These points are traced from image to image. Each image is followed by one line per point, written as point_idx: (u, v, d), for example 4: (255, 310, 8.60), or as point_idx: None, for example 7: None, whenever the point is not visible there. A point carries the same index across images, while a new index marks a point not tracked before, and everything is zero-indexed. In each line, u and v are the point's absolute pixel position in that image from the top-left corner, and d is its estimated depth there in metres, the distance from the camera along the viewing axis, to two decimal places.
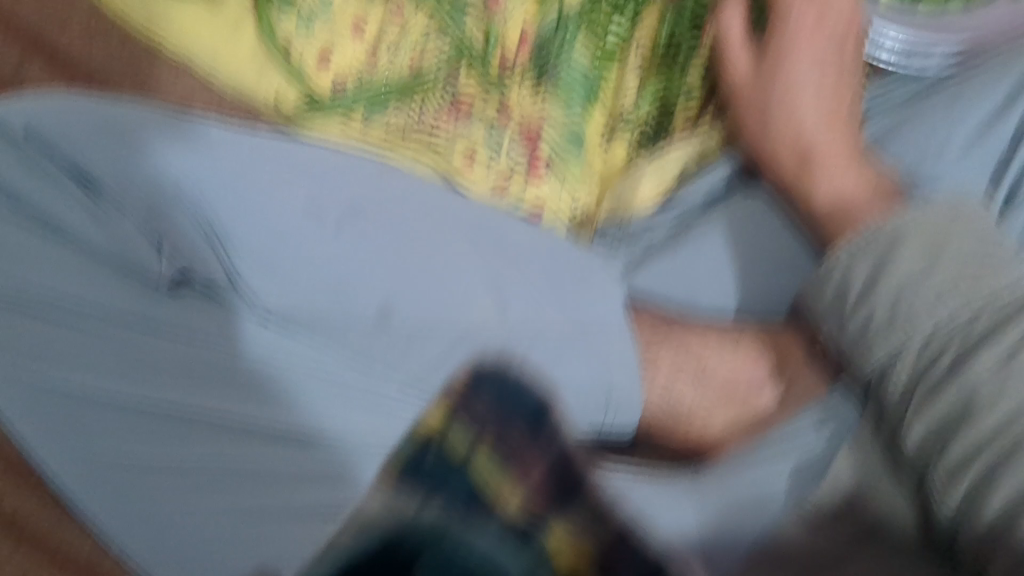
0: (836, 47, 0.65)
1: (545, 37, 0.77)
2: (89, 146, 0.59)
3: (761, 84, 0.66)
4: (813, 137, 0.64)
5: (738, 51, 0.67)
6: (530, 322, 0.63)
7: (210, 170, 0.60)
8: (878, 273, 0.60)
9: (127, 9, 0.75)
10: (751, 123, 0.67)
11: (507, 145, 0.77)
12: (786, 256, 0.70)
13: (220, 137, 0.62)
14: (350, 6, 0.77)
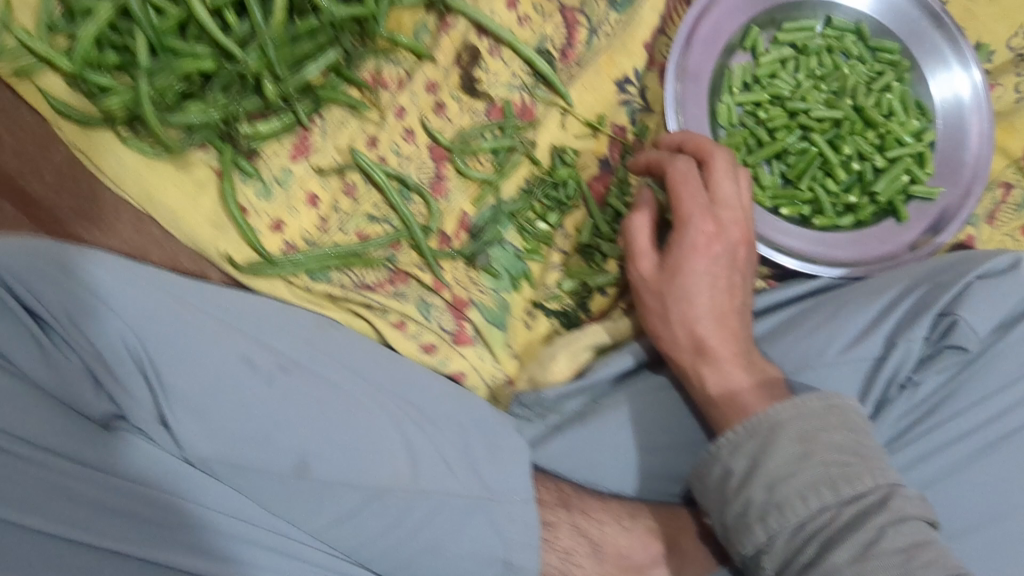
0: (727, 257, 0.72)
1: (483, 222, 0.85)
2: (33, 281, 0.63)
3: (660, 287, 0.73)
4: (705, 337, 0.71)
5: (643, 254, 0.75)
6: (437, 483, 0.68)
7: (157, 319, 0.64)
8: (757, 464, 0.65)
9: (96, 162, 0.80)
10: (653, 319, 0.74)
11: (437, 315, 0.83)
12: (683, 442, 0.76)
13: (166, 287, 0.66)
14: (306, 181, 0.84)
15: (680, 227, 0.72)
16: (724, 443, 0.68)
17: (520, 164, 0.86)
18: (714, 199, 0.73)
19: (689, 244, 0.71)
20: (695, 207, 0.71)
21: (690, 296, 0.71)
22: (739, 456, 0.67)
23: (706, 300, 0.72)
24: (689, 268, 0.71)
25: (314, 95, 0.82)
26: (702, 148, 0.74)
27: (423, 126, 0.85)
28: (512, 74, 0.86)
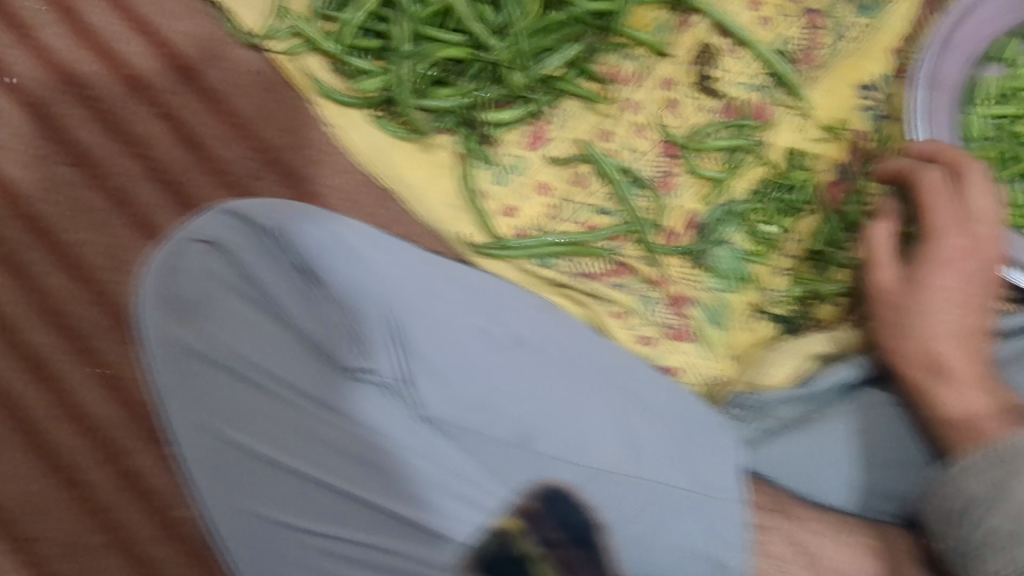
0: (976, 277, 0.70)
1: (709, 221, 0.85)
2: (309, 245, 0.71)
3: (903, 301, 0.71)
4: (945, 355, 0.69)
5: (882, 265, 0.72)
6: (655, 471, 0.69)
7: (413, 289, 0.71)
8: (1003, 490, 0.62)
9: (351, 139, 0.87)
10: (886, 331, 0.72)
11: (658, 310, 0.83)
12: (907, 461, 0.74)
13: (423, 260, 0.73)
14: (539, 170, 0.87)
15: (932, 239, 0.70)
16: (961, 465, 0.65)
17: (752, 165, 0.86)
18: (965, 214, 0.70)
19: (943, 258, 0.70)
20: (949, 220, 0.70)
21: (936, 313, 0.70)
22: (974, 478, 0.64)
23: (951, 317, 0.70)
24: (940, 284, 0.70)
25: (553, 87, 0.86)
26: (955, 159, 0.71)
27: (655, 123, 0.87)
28: (749, 74, 0.87)
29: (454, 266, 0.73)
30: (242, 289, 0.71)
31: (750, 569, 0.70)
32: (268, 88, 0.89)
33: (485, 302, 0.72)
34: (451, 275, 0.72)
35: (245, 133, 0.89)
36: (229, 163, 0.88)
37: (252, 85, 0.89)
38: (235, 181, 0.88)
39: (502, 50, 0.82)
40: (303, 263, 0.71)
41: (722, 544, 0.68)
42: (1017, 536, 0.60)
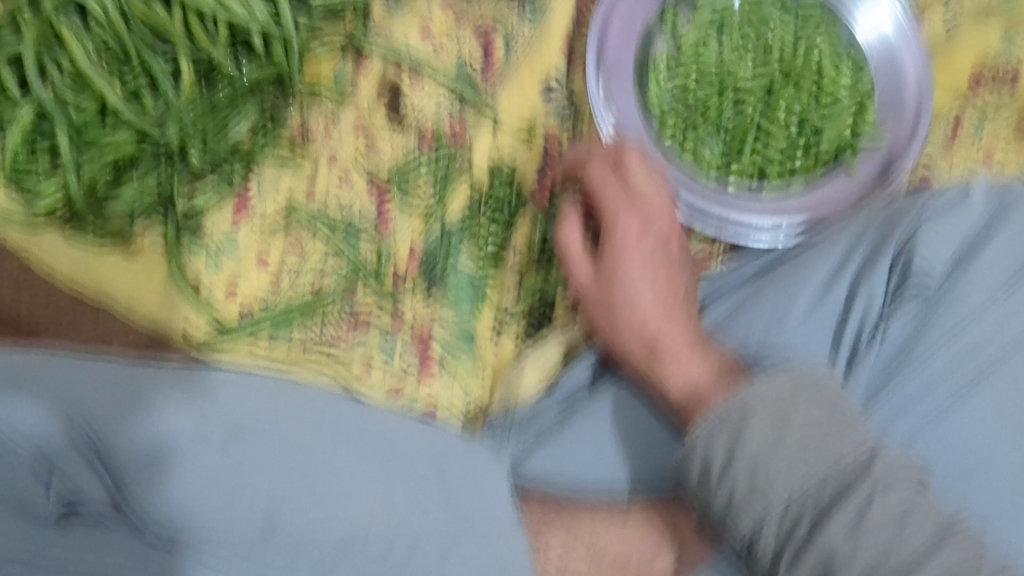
0: (660, 252, 0.73)
1: (432, 249, 0.86)
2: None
3: (600, 291, 0.73)
4: (657, 332, 0.71)
5: (578, 262, 0.74)
6: (409, 519, 0.68)
7: (103, 412, 0.65)
8: (735, 448, 0.62)
9: (50, 260, 0.83)
10: (602, 324, 0.74)
11: (400, 353, 0.83)
12: (659, 435, 0.74)
13: (109, 381, 0.68)
14: (252, 243, 0.85)
15: (609, 227, 0.73)
16: (700, 432, 0.64)
17: (458, 186, 0.87)
18: (633, 197, 0.73)
19: (620, 243, 0.72)
20: (620, 205, 0.73)
21: (633, 294, 0.72)
22: (715, 443, 0.63)
23: (646, 295, 0.72)
24: (626, 264, 0.72)
25: (244, 157, 0.84)
26: (611, 152, 0.76)
27: (358, 167, 0.87)
28: (436, 99, 0.88)
29: (143, 380, 0.69)
30: None
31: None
32: None
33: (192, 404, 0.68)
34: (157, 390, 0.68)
35: None
36: None
37: None
38: None
39: (172, 136, 0.80)
40: None
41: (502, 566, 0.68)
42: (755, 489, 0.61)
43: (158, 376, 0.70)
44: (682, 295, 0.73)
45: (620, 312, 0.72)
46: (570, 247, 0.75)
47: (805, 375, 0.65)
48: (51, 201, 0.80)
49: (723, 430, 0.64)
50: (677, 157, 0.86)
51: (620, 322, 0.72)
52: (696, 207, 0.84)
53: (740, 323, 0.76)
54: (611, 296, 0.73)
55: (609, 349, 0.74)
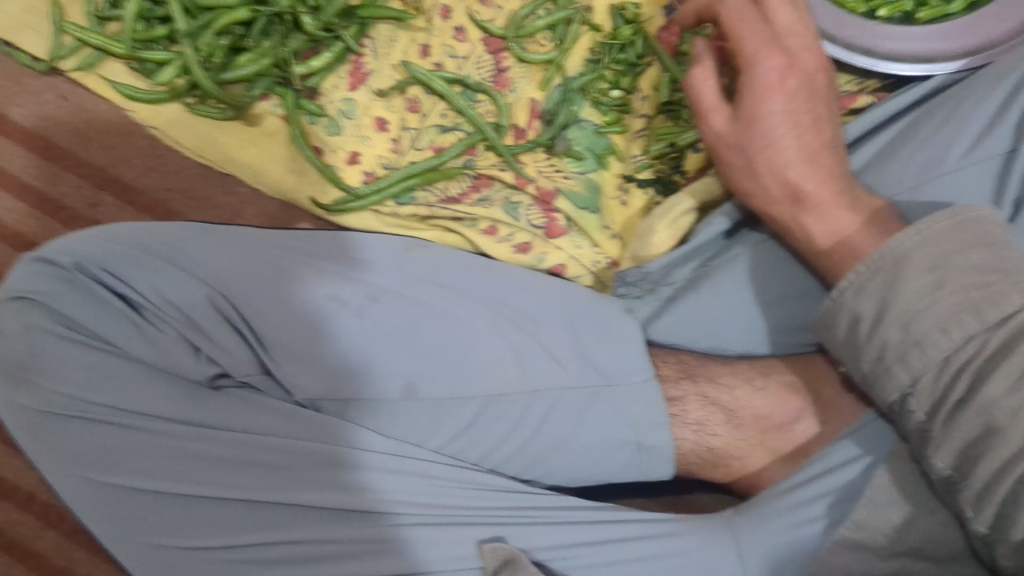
0: (808, 90, 0.65)
1: (554, 104, 0.82)
2: (136, 275, 0.62)
3: (735, 140, 0.67)
4: (799, 182, 0.65)
5: (711, 109, 0.68)
6: (548, 377, 0.67)
7: (237, 281, 0.64)
8: (887, 303, 0.58)
9: (178, 136, 0.84)
10: (739, 174, 0.68)
11: (525, 211, 0.81)
12: (802, 291, 0.70)
13: (237, 247, 0.65)
14: (371, 107, 0.83)
15: (747, 69, 0.65)
16: (846, 287, 0.60)
17: (580, 34, 0.82)
18: (775, 32, 0.65)
19: (758, 88, 0.64)
20: (759, 43, 0.65)
21: (773, 141, 0.64)
22: (865, 298, 0.59)
23: (787, 142, 0.64)
24: (767, 109, 0.64)
25: (357, 17, 0.82)
26: None
27: (473, 22, 0.83)
28: None
29: (274, 243, 0.67)
30: (71, 335, 0.62)
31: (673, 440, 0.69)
32: (81, 111, 0.87)
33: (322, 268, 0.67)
34: (286, 257, 0.67)
35: (75, 165, 0.87)
36: (67, 200, 0.87)
37: (66, 110, 0.87)
38: (75, 214, 0.86)
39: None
40: (129, 299, 0.62)
41: (638, 424, 0.68)
42: (913, 345, 0.56)
43: (286, 240, 0.68)
44: (831, 139, 0.66)
45: (758, 163, 0.66)
46: (704, 96, 0.68)
47: (970, 219, 0.58)
48: (174, 73, 0.81)
49: (876, 283, 0.59)
50: None
51: (758, 173, 0.66)
52: (841, 39, 0.76)
53: (891, 166, 0.70)
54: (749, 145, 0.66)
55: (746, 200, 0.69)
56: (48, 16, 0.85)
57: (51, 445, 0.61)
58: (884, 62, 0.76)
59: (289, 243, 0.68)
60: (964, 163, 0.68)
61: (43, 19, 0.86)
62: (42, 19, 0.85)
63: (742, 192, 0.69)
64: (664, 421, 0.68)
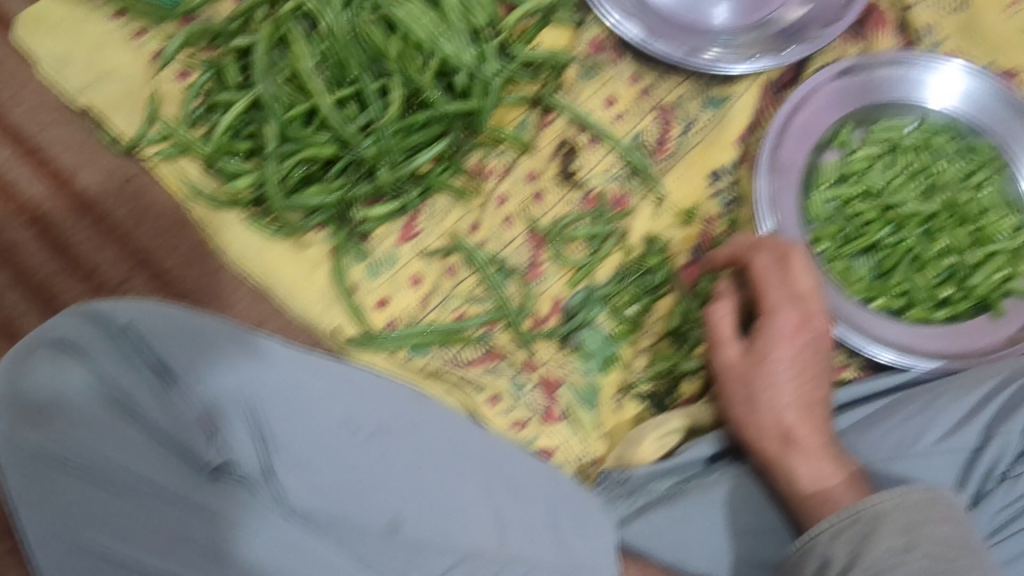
0: (812, 349, 0.74)
1: (576, 303, 0.89)
2: (180, 353, 0.68)
3: (743, 372, 0.75)
4: (791, 425, 0.72)
5: (725, 341, 0.76)
6: (523, 548, 0.70)
7: (271, 385, 0.69)
8: (857, 554, 0.62)
9: (225, 239, 0.89)
10: (739, 406, 0.75)
11: (528, 393, 0.86)
12: (766, 529, 0.75)
13: (276, 354, 0.71)
14: (412, 262, 0.89)
15: (766, 315, 0.74)
16: (823, 530, 0.65)
17: (613, 250, 0.91)
18: (796, 292, 0.75)
19: (773, 333, 0.74)
20: (780, 298, 0.74)
21: (777, 382, 0.73)
22: (837, 544, 0.64)
23: (787, 387, 0.73)
24: (777, 354, 0.73)
25: (422, 182, 0.89)
26: (779, 245, 0.77)
27: (522, 215, 0.91)
28: (609, 166, 0.92)
29: (309, 361, 0.72)
30: (96, 389, 0.65)
31: None
32: (143, 193, 0.92)
33: (345, 393, 0.72)
34: (305, 369, 0.71)
35: (119, 240, 0.92)
36: (103, 272, 0.91)
37: (129, 188, 0.92)
38: (107, 285, 0.91)
39: (369, 150, 0.84)
40: (167, 372, 0.68)
41: None
42: None
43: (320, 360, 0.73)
44: (822, 397, 0.74)
45: (759, 399, 0.73)
46: (721, 326, 0.77)
47: (941, 502, 0.64)
48: (246, 184, 0.87)
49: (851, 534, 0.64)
50: (828, 267, 0.89)
51: (757, 408, 0.73)
52: (842, 316, 0.85)
53: (867, 437, 0.76)
54: (754, 382, 0.74)
55: (738, 430, 0.76)
56: (144, 104, 0.92)
57: (34, 487, 0.62)
58: (873, 347, 0.85)
59: (313, 359, 0.73)
60: (934, 452, 0.74)
61: (138, 105, 0.92)
62: (137, 105, 0.92)
63: (736, 422, 0.76)
64: None
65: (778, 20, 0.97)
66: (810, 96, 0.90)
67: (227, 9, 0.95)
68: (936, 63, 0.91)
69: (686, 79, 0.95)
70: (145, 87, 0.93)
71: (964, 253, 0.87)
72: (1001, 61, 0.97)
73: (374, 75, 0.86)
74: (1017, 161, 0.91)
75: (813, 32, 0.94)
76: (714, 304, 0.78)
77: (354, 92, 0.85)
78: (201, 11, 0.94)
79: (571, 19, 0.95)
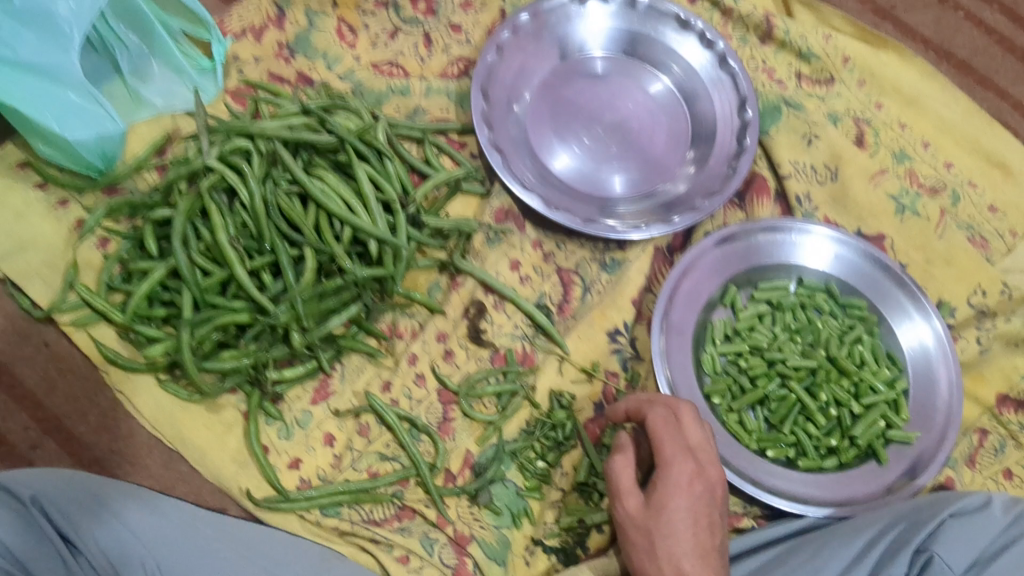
0: (708, 497, 0.77)
1: (486, 458, 0.91)
2: (86, 523, 0.68)
3: (642, 522, 0.76)
4: (690, 573, 0.72)
5: (627, 493, 0.78)
6: None
7: (178, 552, 0.70)
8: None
9: (137, 402, 0.90)
10: (642, 557, 0.76)
11: (440, 549, 0.87)
12: None
13: (185, 522, 0.72)
14: (325, 423, 0.92)
15: (662, 467, 0.77)
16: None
17: (521, 406, 0.94)
18: (690, 444, 0.79)
19: (667, 484, 0.76)
20: (675, 448, 0.78)
21: (676, 532, 0.74)
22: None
23: (685, 536, 0.74)
24: (674, 504, 0.75)
25: (335, 344, 0.93)
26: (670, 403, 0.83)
27: (433, 374, 0.95)
28: (515, 326, 0.98)
29: (218, 529, 0.73)
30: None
31: None
32: (56, 357, 0.94)
33: (254, 561, 0.73)
34: (206, 536, 0.72)
35: (30, 406, 0.92)
36: (9, 438, 0.91)
37: (42, 353, 0.94)
38: (14, 453, 0.90)
39: (283, 315, 0.87)
40: (70, 541, 0.67)
41: None
42: None
43: (230, 528, 0.74)
44: (717, 546, 0.76)
45: (657, 548, 0.75)
46: (620, 481, 0.79)
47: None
48: (162, 350, 0.89)
49: None
50: (721, 419, 0.94)
51: (656, 557, 0.74)
52: (736, 466, 0.90)
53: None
54: (652, 532, 0.75)
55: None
56: (62, 273, 0.95)
57: None
58: (769, 495, 0.89)
59: (223, 527, 0.74)
60: None
61: (56, 272, 0.95)
62: (54, 273, 0.95)
63: (638, 574, 0.76)
64: None
65: (665, 191, 1.06)
66: (697, 261, 0.99)
67: (149, 180, 1.00)
68: (805, 231, 1.01)
69: (584, 246, 1.03)
70: (66, 255, 0.96)
71: (847, 404, 0.93)
72: (868, 226, 1.07)
73: (290, 244, 0.91)
74: (888, 319, 0.99)
75: (699, 202, 1.02)
76: (614, 455, 0.81)
77: (269, 261, 0.90)
78: (123, 182, 0.99)
79: (473, 192, 1.03)
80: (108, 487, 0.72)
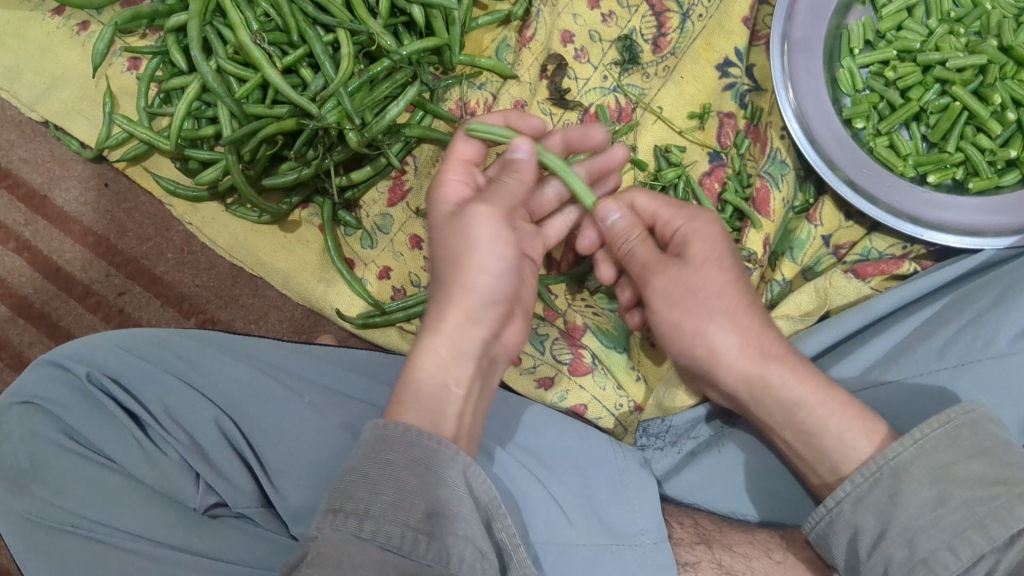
0: (720, 296, 0.60)
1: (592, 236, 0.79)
2: (153, 391, 0.62)
3: (675, 292, 0.61)
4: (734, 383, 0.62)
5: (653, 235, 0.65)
6: (551, 526, 0.64)
7: (241, 393, 0.63)
8: (889, 519, 0.52)
9: (212, 232, 0.85)
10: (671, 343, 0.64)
11: (551, 345, 0.79)
12: None
13: (238, 358, 0.65)
14: (408, 224, 0.83)
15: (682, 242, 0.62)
16: (858, 485, 0.54)
17: (623, 172, 0.81)
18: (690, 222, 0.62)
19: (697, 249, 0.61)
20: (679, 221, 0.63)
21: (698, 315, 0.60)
22: (864, 510, 0.54)
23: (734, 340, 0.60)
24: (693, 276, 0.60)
25: (402, 134, 0.81)
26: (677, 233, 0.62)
27: None
28: (604, 77, 0.82)
29: (277, 362, 0.67)
30: (73, 446, 0.60)
31: (660, 546, 0.64)
32: (122, 197, 0.88)
33: (310, 387, 0.66)
34: (280, 369, 0.66)
35: (109, 252, 0.88)
36: (96, 288, 0.87)
37: (107, 197, 0.88)
38: (103, 303, 0.87)
39: (330, 115, 0.75)
40: (139, 416, 0.61)
41: (625, 547, 0.64)
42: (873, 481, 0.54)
43: (292, 358, 0.68)
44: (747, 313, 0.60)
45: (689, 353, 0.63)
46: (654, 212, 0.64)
47: (961, 420, 0.53)
48: (216, 174, 0.80)
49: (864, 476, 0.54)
50: (868, 147, 0.78)
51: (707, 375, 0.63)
52: (887, 203, 0.75)
53: (918, 349, 0.66)
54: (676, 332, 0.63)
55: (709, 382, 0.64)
56: (101, 105, 0.86)
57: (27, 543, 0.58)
58: (931, 234, 0.75)
59: (285, 359, 0.67)
60: None
61: (95, 107, 0.86)
62: (94, 107, 0.86)
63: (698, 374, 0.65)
64: (657, 543, 0.64)
65: None
66: None
67: None
68: None
69: None
70: (98, 86, 0.86)
71: None
72: None
73: (323, 28, 0.78)
74: None
75: None
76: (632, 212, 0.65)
77: (303, 54, 0.77)
78: None
79: None
80: (162, 341, 0.64)
